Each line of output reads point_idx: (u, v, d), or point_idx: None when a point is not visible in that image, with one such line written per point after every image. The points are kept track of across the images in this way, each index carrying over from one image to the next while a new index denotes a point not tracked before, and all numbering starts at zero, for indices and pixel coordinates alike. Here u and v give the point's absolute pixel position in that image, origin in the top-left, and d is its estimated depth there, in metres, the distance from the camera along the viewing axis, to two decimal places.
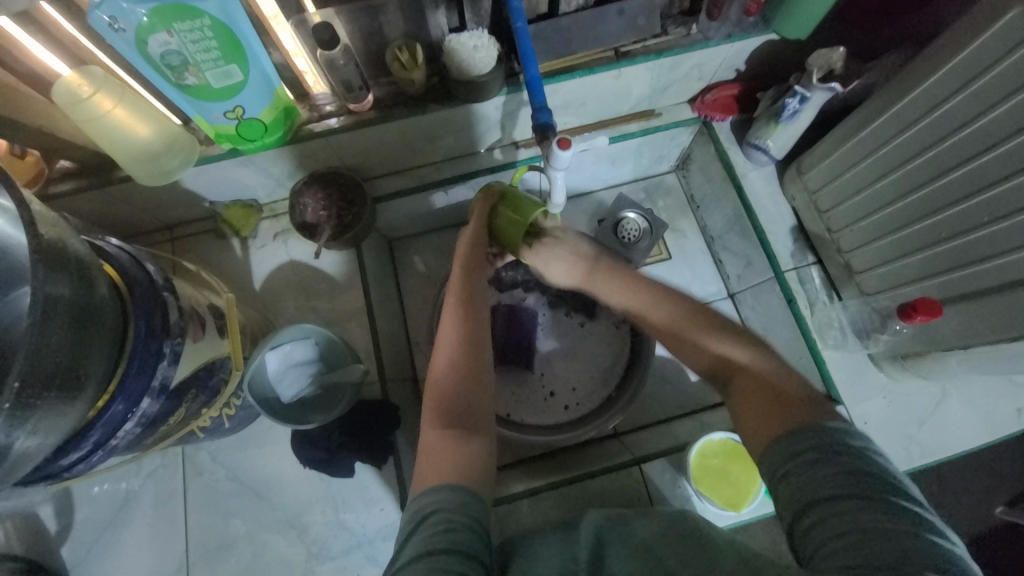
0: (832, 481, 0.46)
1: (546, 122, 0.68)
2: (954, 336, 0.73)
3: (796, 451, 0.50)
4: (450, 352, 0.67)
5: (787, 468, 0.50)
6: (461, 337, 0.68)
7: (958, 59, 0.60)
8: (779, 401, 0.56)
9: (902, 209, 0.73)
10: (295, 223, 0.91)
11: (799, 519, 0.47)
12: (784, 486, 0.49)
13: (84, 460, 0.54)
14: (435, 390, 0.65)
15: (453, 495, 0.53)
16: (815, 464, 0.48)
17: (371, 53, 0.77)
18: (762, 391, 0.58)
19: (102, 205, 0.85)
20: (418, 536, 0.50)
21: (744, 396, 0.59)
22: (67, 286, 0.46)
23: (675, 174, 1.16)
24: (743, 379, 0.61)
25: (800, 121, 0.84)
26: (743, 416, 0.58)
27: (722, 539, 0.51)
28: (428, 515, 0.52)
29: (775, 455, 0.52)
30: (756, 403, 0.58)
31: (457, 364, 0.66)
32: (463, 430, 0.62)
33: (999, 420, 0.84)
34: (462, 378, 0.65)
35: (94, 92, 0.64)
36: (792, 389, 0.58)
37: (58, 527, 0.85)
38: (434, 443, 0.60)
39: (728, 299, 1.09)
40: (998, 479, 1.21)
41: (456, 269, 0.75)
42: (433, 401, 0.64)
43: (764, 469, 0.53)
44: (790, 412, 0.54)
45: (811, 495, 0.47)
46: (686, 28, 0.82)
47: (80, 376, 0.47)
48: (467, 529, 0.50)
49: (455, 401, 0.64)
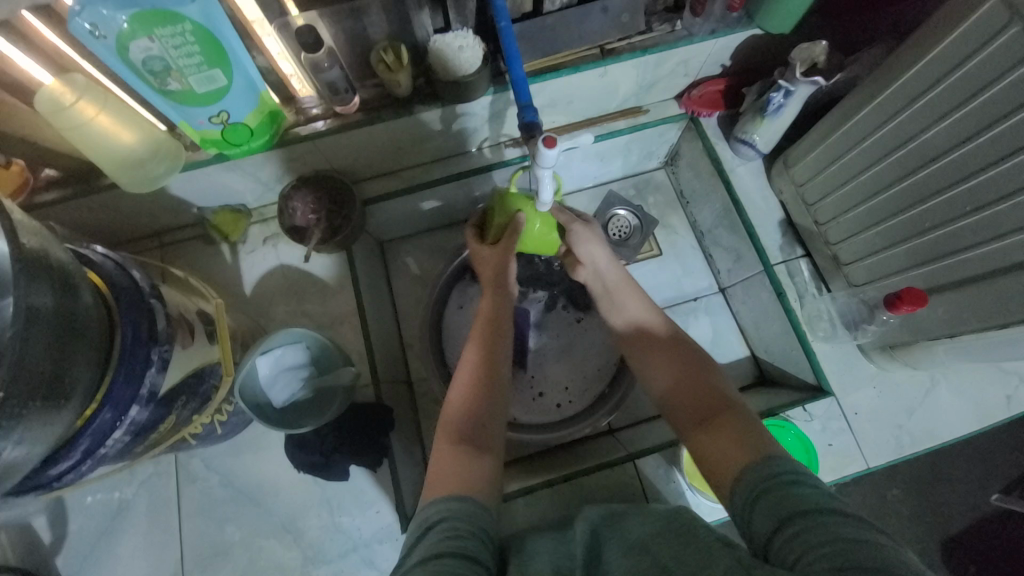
0: (809, 498, 0.47)
1: (531, 121, 0.68)
2: (940, 325, 0.73)
3: (773, 471, 0.51)
4: (472, 372, 0.69)
5: (765, 487, 0.50)
6: (485, 359, 0.71)
7: (937, 51, 0.60)
8: (750, 437, 0.56)
9: (887, 200, 0.74)
10: (284, 226, 0.91)
11: (777, 534, 0.46)
12: (761, 503, 0.49)
13: (73, 469, 0.54)
14: (454, 404, 0.67)
15: (463, 503, 0.53)
16: (793, 485, 0.48)
17: (356, 55, 0.76)
18: (736, 429, 0.58)
19: (89, 213, 0.85)
20: (427, 540, 0.49)
21: (716, 425, 0.60)
22: (50, 296, 0.45)
23: (664, 170, 1.16)
24: (722, 417, 0.60)
25: (786, 115, 0.84)
26: (712, 451, 0.58)
27: (708, 528, 0.51)
28: (436, 523, 0.51)
29: (750, 478, 0.51)
30: (727, 439, 0.57)
31: (479, 384, 0.68)
32: (474, 446, 0.62)
33: (988, 407, 0.85)
34: (481, 398, 0.67)
35: (77, 100, 0.63)
36: (766, 431, 0.57)
37: (52, 538, 0.84)
38: (444, 454, 0.61)
39: (719, 293, 1.10)
40: (991, 466, 1.22)
41: (486, 294, 0.79)
42: (451, 415, 0.66)
43: (741, 492, 0.52)
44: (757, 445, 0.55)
45: (789, 508, 0.46)
46: (672, 24, 0.82)
47: (66, 386, 0.47)
48: (474, 535, 0.50)
49: (472, 419, 0.65)
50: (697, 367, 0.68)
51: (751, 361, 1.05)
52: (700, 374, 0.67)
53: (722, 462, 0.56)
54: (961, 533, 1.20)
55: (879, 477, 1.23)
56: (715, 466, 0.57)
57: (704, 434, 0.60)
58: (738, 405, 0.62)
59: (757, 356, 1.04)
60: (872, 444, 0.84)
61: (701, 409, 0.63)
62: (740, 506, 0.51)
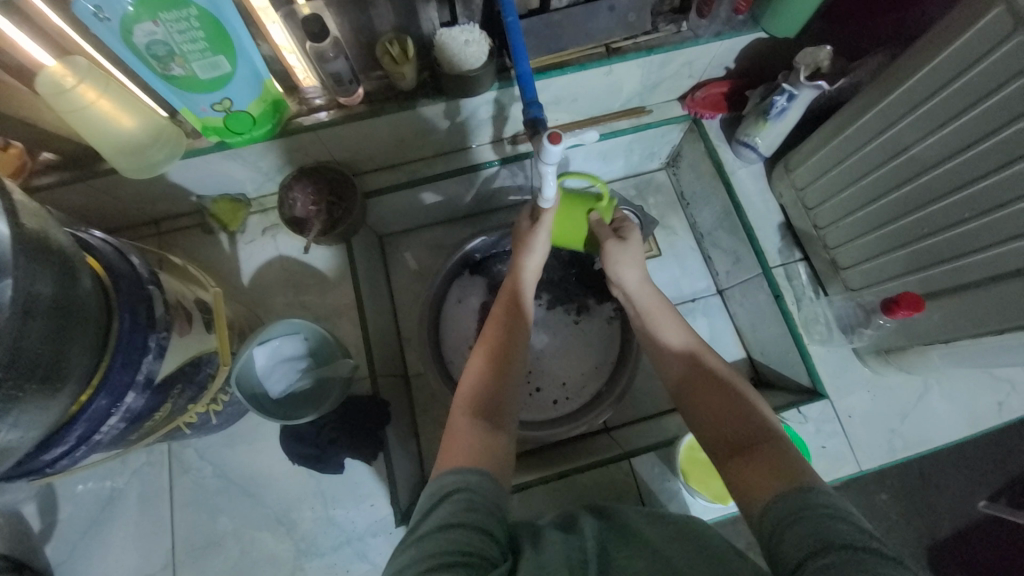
0: (846, 534, 0.44)
1: (537, 117, 0.68)
2: (935, 330, 0.74)
3: (811, 502, 0.48)
4: (491, 354, 0.69)
5: (799, 515, 0.47)
6: (505, 340, 0.70)
7: (940, 58, 0.61)
8: (779, 462, 0.55)
9: (886, 205, 0.75)
10: (284, 217, 0.91)
11: (807, 562, 0.43)
12: (793, 530, 0.47)
13: (67, 455, 0.53)
14: (470, 388, 0.66)
15: (478, 477, 0.53)
16: (829, 518, 0.46)
17: (362, 47, 0.76)
18: (765, 458, 0.56)
19: (87, 198, 0.84)
20: (441, 510, 0.49)
21: (745, 454, 0.58)
22: (49, 278, 0.45)
23: (665, 171, 1.17)
24: (753, 441, 0.59)
25: (788, 119, 0.85)
26: (738, 478, 0.56)
27: (714, 536, 0.52)
28: (451, 494, 0.51)
29: (786, 504, 0.49)
30: (756, 468, 0.55)
31: (497, 364, 0.68)
32: (490, 425, 0.61)
33: (980, 413, 0.86)
34: (499, 378, 0.67)
35: (78, 83, 0.63)
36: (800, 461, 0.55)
37: (42, 525, 0.83)
38: (461, 429, 0.60)
39: (717, 295, 1.10)
40: (979, 473, 1.23)
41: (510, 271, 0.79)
42: (467, 395, 0.65)
43: (769, 519, 0.50)
44: (784, 471, 0.54)
45: (824, 540, 0.44)
46: (677, 26, 0.82)
47: (63, 369, 0.46)
48: (487, 510, 0.50)
49: (490, 398, 0.65)
50: (728, 388, 0.66)
51: (747, 362, 1.06)
52: (731, 396, 0.65)
53: (747, 492, 0.54)
54: (949, 538, 1.22)
55: (870, 481, 1.25)
56: (742, 488, 0.55)
57: (733, 457, 0.58)
58: (772, 431, 0.60)
59: (752, 358, 1.05)
60: (864, 447, 0.85)
61: (731, 431, 0.61)
62: (770, 529, 0.49)
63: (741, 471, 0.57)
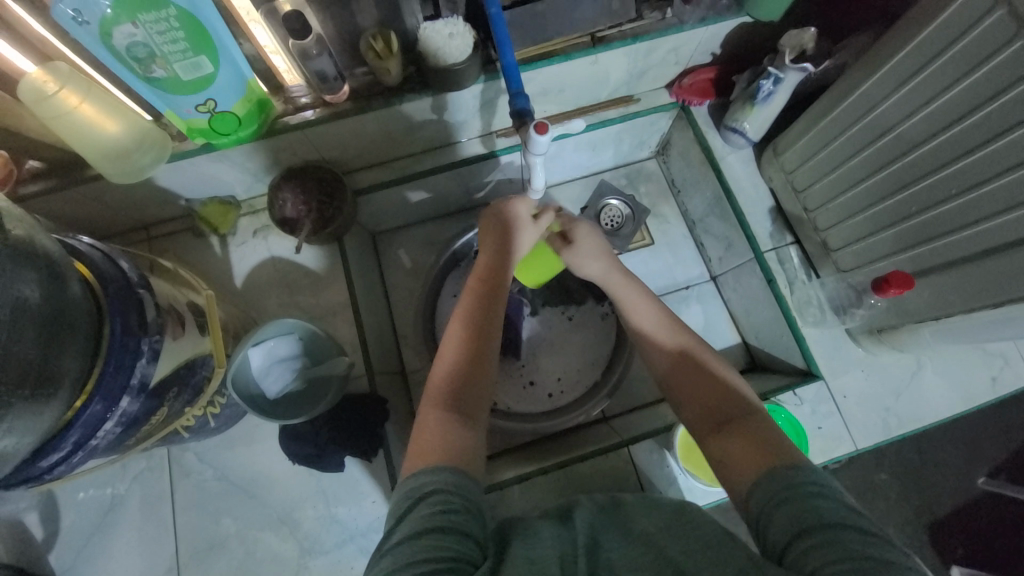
0: (831, 512, 0.46)
1: (523, 108, 0.68)
2: (925, 308, 0.75)
3: (796, 481, 0.49)
4: (462, 343, 0.68)
5: (786, 495, 0.49)
6: (476, 328, 0.69)
7: (922, 37, 0.61)
8: (763, 443, 0.56)
9: (875, 185, 0.75)
10: (274, 218, 0.90)
11: (795, 542, 0.45)
12: (782, 511, 0.48)
13: (65, 461, 0.53)
14: (439, 379, 0.66)
15: (454, 477, 0.54)
16: (814, 497, 0.48)
17: (345, 43, 0.75)
18: (753, 431, 0.58)
19: (76, 205, 0.83)
20: (416, 515, 0.50)
21: (731, 434, 0.59)
22: (38, 284, 0.45)
23: (655, 159, 1.17)
24: (735, 422, 0.60)
25: (775, 102, 0.85)
26: (725, 455, 0.58)
27: (701, 520, 0.53)
28: (428, 496, 0.51)
29: (772, 482, 0.50)
30: (740, 444, 0.57)
31: (470, 354, 0.68)
32: (461, 418, 0.62)
33: (974, 389, 0.87)
34: (473, 367, 0.67)
35: (61, 88, 0.62)
36: (781, 435, 0.57)
37: (43, 535, 0.83)
38: (430, 425, 0.61)
39: (710, 282, 1.11)
40: (976, 449, 1.25)
41: (484, 251, 0.76)
42: (437, 387, 0.65)
43: (757, 497, 0.51)
44: (763, 449, 0.55)
45: (813, 520, 0.45)
46: (662, 12, 0.81)
47: (55, 375, 0.46)
48: (465, 512, 0.51)
49: (462, 389, 0.65)
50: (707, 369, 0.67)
51: (742, 347, 1.07)
52: (709, 378, 0.66)
53: (733, 470, 0.56)
54: (948, 516, 1.23)
55: (868, 462, 1.26)
56: (725, 469, 0.57)
57: (716, 436, 0.61)
58: (756, 409, 0.62)
59: (747, 342, 1.06)
60: (860, 426, 0.86)
61: (713, 412, 0.63)
62: (757, 511, 0.50)
63: (725, 451, 0.58)
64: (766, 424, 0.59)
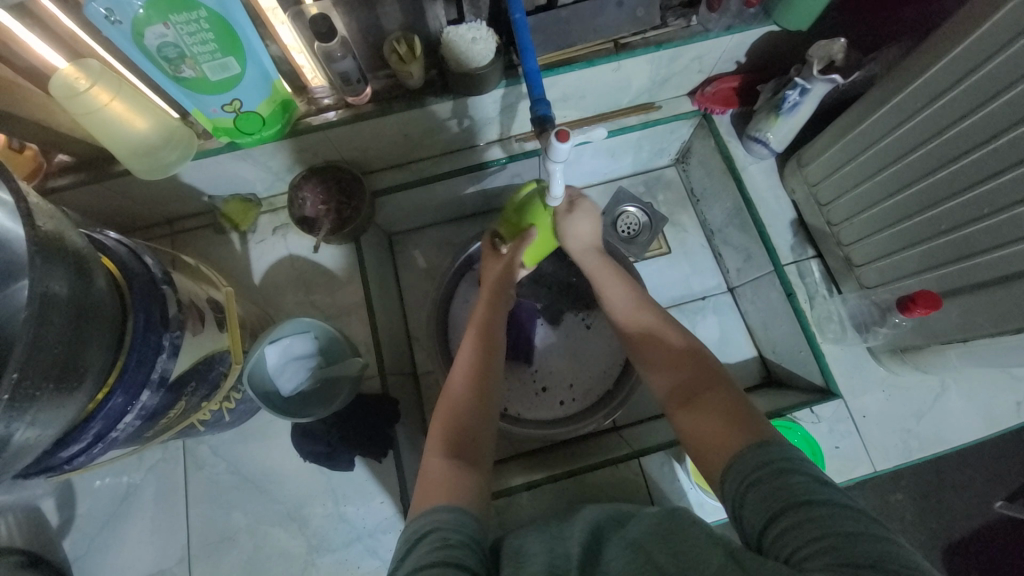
0: (802, 487, 0.47)
1: (544, 114, 0.68)
2: (952, 329, 0.73)
3: (767, 460, 0.51)
4: (461, 389, 0.70)
5: (758, 475, 0.50)
6: (476, 370, 0.72)
7: (959, 50, 0.60)
8: (736, 415, 0.59)
9: (902, 201, 0.73)
10: (294, 217, 0.92)
11: (771, 524, 0.46)
12: (755, 492, 0.50)
13: (84, 452, 0.54)
14: (441, 427, 0.67)
15: (453, 516, 0.53)
16: (786, 473, 0.49)
17: (369, 46, 0.76)
18: (724, 405, 0.60)
19: (102, 199, 0.85)
20: (418, 552, 0.49)
21: (702, 412, 0.61)
22: (66, 279, 0.46)
23: (675, 167, 1.15)
24: (702, 395, 0.63)
25: (801, 113, 0.84)
26: (698, 429, 0.60)
27: (701, 530, 0.51)
28: (427, 534, 0.51)
29: (745, 462, 0.52)
30: (713, 419, 0.60)
31: (471, 398, 0.69)
32: (463, 459, 0.63)
33: (998, 413, 0.84)
34: (472, 411, 0.68)
35: (92, 85, 0.64)
36: (753, 407, 0.60)
37: (59, 521, 0.85)
38: (433, 471, 0.61)
39: (727, 293, 1.09)
40: (998, 473, 1.21)
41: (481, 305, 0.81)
42: (438, 431, 0.66)
43: (733, 480, 0.53)
44: (740, 423, 0.58)
45: (785, 500, 0.47)
46: (687, 20, 0.81)
47: (80, 369, 0.47)
48: (464, 545, 0.50)
49: (459, 432, 0.66)
50: (689, 357, 0.69)
51: (758, 361, 1.05)
52: (691, 362, 0.68)
53: (706, 445, 0.58)
54: (966, 539, 1.20)
55: (884, 481, 1.23)
56: (698, 442, 0.59)
57: (688, 410, 0.63)
58: (728, 381, 0.65)
59: (764, 356, 1.04)
60: (879, 448, 0.83)
61: (682, 389, 0.66)
62: (733, 495, 0.52)
63: (696, 427, 0.61)
64: (739, 399, 0.61)
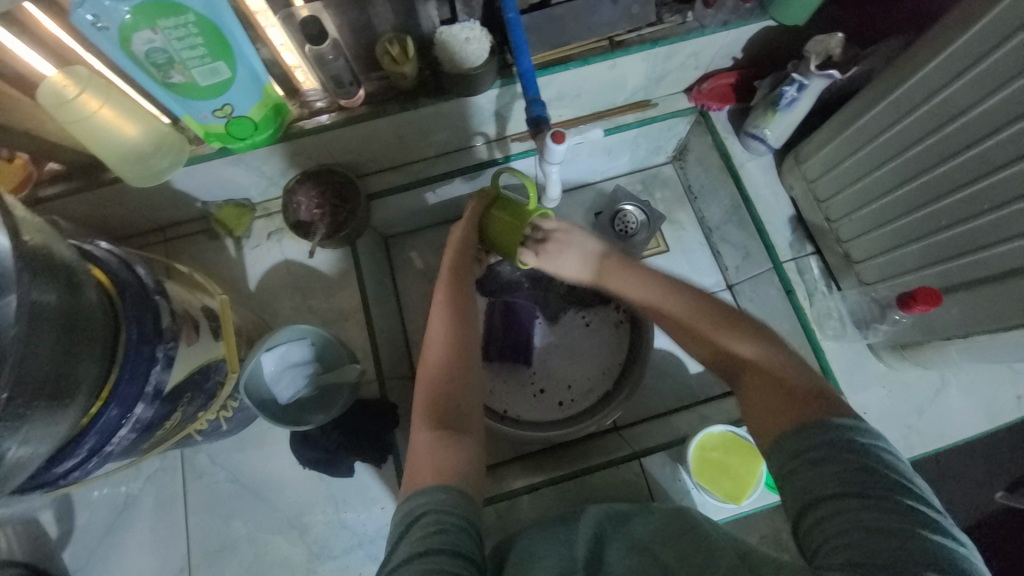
0: (837, 480, 0.47)
1: (540, 115, 0.67)
2: (952, 324, 0.72)
3: (805, 448, 0.51)
4: (441, 356, 0.67)
5: (793, 466, 0.51)
6: (453, 338, 0.68)
7: (959, 43, 0.59)
8: (794, 392, 0.57)
9: (901, 198, 0.73)
10: (289, 222, 0.90)
11: (803, 516, 0.48)
12: (790, 481, 0.50)
13: (80, 467, 0.54)
14: (427, 397, 0.64)
15: (445, 495, 0.53)
16: (820, 464, 0.49)
17: (360, 47, 0.75)
18: (774, 377, 0.59)
19: (93, 207, 0.84)
20: (410, 538, 0.50)
21: (757, 387, 0.60)
22: (54, 293, 0.45)
23: (672, 164, 1.15)
24: (752, 369, 0.62)
25: (799, 109, 0.83)
26: (753, 406, 0.59)
27: (710, 531, 0.52)
28: (421, 516, 0.52)
29: (782, 452, 0.52)
30: (769, 393, 0.58)
31: (450, 365, 0.66)
32: (452, 431, 0.61)
33: (999, 407, 0.84)
34: (451, 376, 0.65)
35: (80, 92, 0.63)
36: (807, 379, 0.59)
37: (58, 532, 0.85)
38: (422, 446, 0.60)
39: (726, 290, 1.08)
40: (998, 464, 1.21)
41: (446, 263, 0.76)
42: (424, 402, 0.64)
43: (772, 468, 0.54)
44: (803, 415, 0.54)
45: (816, 492, 0.48)
46: (682, 16, 0.80)
47: (72, 384, 0.47)
48: (459, 528, 0.50)
49: (444, 401, 0.63)
50: (727, 320, 0.66)
51: None
52: (730, 327, 0.66)
53: (757, 419, 0.58)
54: (966, 530, 1.20)
55: None
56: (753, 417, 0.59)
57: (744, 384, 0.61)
58: (778, 344, 0.63)
59: None
60: None
61: (729, 360, 0.65)
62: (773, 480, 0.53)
63: (752, 401, 0.60)
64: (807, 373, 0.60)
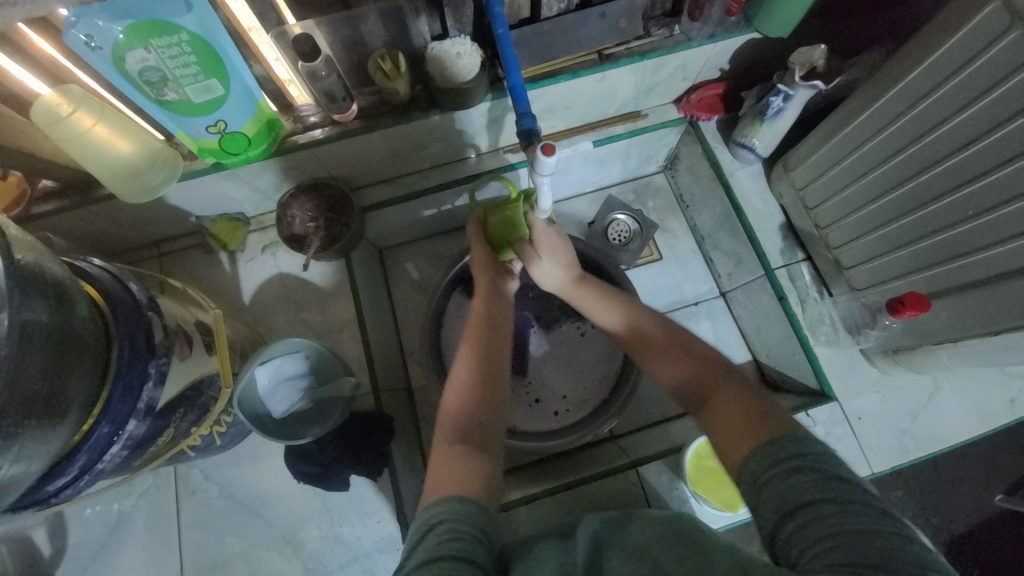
0: (814, 487, 0.46)
1: (530, 128, 0.67)
2: (942, 329, 0.73)
3: (779, 459, 0.50)
4: (467, 376, 0.69)
5: (770, 475, 0.50)
6: (484, 362, 0.71)
7: (939, 53, 0.60)
8: (758, 411, 0.57)
9: (889, 203, 0.74)
10: (283, 235, 0.92)
11: (782, 526, 0.46)
12: (768, 491, 0.49)
13: (71, 485, 0.53)
14: (450, 410, 0.66)
15: (462, 505, 0.52)
16: (798, 472, 0.48)
17: (353, 63, 0.76)
18: (736, 401, 0.59)
19: (87, 223, 0.84)
20: (425, 546, 0.48)
21: (722, 413, 0.59)
22: (45, 310, 0.45)
23: (663, 173, 1.16)
24: (716, 394, 0.62)
25: (785, 119, 0.84)
26: (721, 430, 0.58)
27: (711, 537, 0.51)
28: (435, 525, 0.51)
29: (758, 463, 0.51)
30: (733, 416, 0.58)
31: (478, 385, 0.68)
32: (474, 447, 0.62)
33: (992, 411, 0.85)
34: (479, 397, 0.67)
35: (74, 110, 0.63)
36: (764, 400, 0.59)
37: (51, 551, 0.84)
38: (442, 458, 0.60)
39: (719, 297, 1.09)
40: (997, 466, 1.21)
41: (479, 295, 0.81)
42: (449, 417, 0.66)
43: (746, 481, 0.52)
44: (768, 424, 0.55)
45: (794, 500, 0.46)
46: (670, 29, 0.81)
47: (65, 401, 0.47)
48: (473, 538, 0.49)
49: (470, 419, 0.65)
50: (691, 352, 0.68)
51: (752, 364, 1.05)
52: (692, 358, 0.67)
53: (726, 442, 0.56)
54: (966, 534, 1.20)
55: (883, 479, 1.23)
56: (721, 442, 0.57)
57: (708, 411, 0.61)
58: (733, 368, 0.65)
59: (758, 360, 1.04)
60: (875, 449, 0.84)
61: (695, 387, 0.65)
62: (748, 496, 0.51)
63: (719, 426, 0.58)
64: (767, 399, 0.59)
